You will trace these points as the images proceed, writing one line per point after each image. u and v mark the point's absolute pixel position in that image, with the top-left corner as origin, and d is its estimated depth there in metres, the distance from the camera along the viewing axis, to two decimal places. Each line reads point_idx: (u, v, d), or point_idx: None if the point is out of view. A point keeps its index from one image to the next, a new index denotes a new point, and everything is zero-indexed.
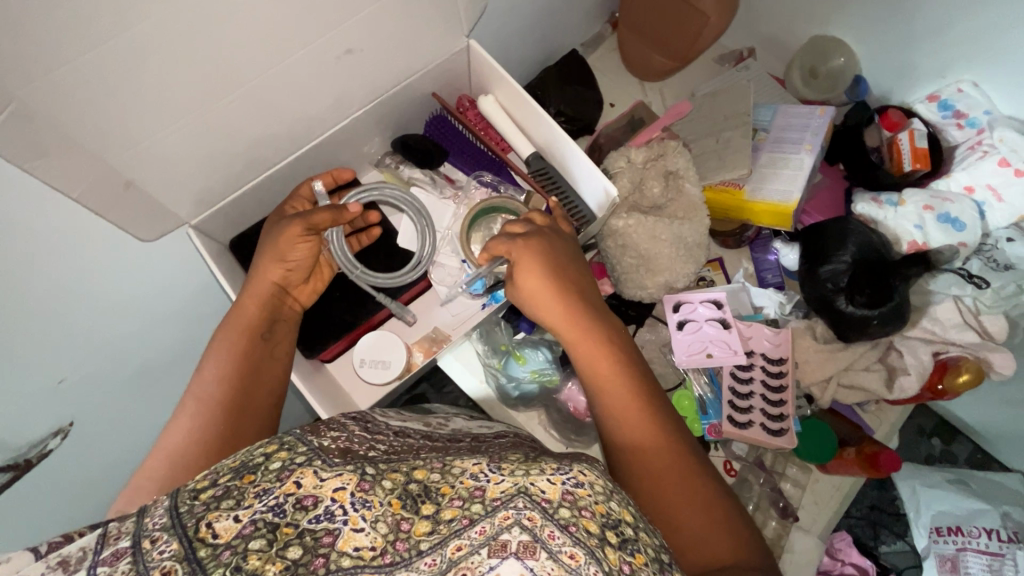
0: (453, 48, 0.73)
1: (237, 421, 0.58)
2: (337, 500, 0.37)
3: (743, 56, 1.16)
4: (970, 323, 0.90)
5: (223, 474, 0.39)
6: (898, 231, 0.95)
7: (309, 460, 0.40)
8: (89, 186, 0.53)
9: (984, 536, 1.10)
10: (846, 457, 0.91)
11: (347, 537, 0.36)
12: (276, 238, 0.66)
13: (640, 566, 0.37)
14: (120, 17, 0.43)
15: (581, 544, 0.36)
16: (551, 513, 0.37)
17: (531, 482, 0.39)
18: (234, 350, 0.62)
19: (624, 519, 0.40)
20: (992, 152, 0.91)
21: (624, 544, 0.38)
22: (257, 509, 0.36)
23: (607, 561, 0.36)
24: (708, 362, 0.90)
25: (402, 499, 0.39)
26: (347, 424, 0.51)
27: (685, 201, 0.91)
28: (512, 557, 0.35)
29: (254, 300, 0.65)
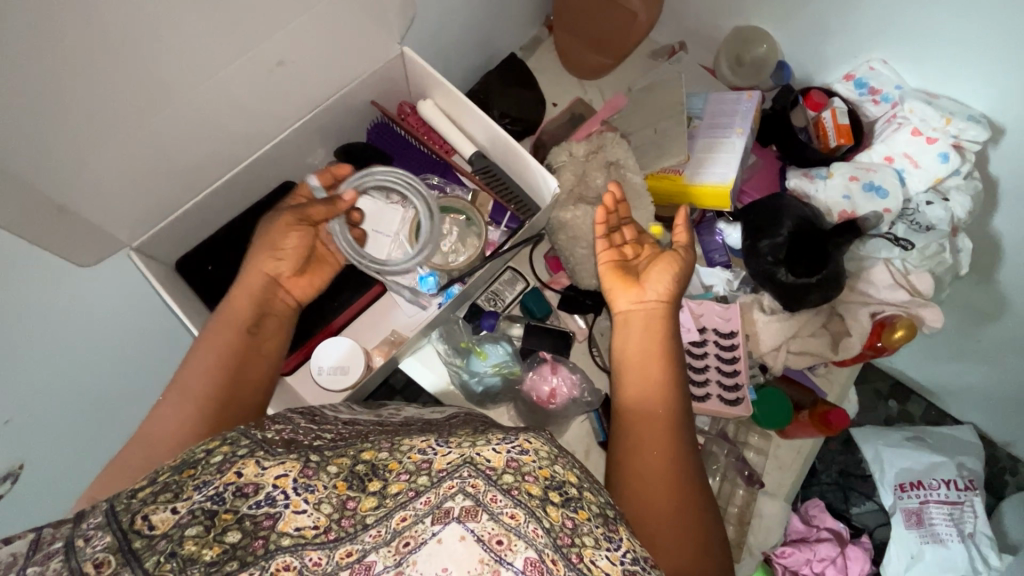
0: (387, 56, 0.75)
1: (230, 411, 0.59)
2: (279, 486, 0.41)
3: (675, 49, 1.22)
4: (901, 283, 0.97)
5: (161, 473, 0.41)
6: (829, 202, 1.02)
7: (252, 450, 0.43)
8: (20, 217, 0.53)
9: (944, 487, 1.19)
10: (802, 420, 0.96)
11: (288, 519, 0.40)
12: (268, 231, 0.69)
13: (583, 520, 0.44)
14: (37, 44, 0.43)
15: (521, 505, 0.42)
16: (495, 480, 0.43)
17: (476, 453, 0.45)
18: (228, 341, 0.62)
19: (568, 480, 0.47)
20: (905, 123, 0.99)
21: (567, 502, 0.45)
22: (196, 499, 0.39)
23: (548, 518, 0.43)
24: None
25: (348, 481, 0.43)
26: (294, 417, 0.53)
27: (628, 190, 0.94)
28: (454, 521, 0.41)
29: (251, 292, 0.66)
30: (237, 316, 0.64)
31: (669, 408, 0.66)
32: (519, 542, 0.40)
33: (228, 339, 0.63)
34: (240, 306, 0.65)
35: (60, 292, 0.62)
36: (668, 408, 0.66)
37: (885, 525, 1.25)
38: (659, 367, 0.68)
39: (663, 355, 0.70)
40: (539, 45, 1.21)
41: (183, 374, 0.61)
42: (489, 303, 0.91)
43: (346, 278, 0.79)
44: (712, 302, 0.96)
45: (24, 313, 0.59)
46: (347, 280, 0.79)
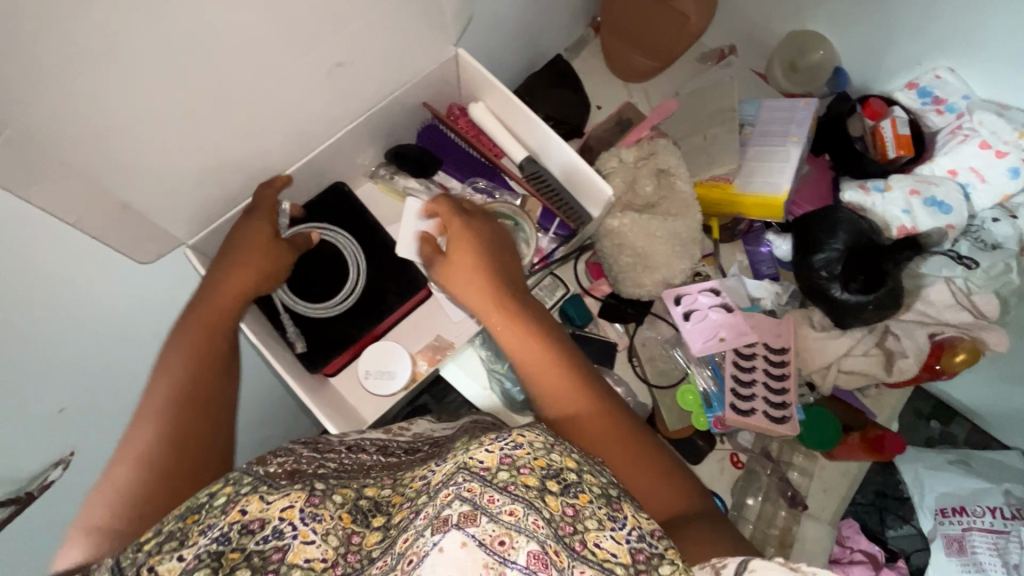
0: (442, 58, 0.74)
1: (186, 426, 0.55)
2: (286, 518, 0.41)
3: (724, 53, 1.18)
4: (963, 304, 0.92)
5: (166, 523, 0.40)
6: (886, 216, 0.96)
7: (255, 487, 0.43)
8: (86, 212, 0.53)
9: (988, 515, 1.12)
10: (851, 442, 0.92)
11: (297, 550, 0.39)
12: (250, 251, 0.67)
13: (584, 504, 0.43)
14: (116, 39, 0.44)
15: (519, 499, 0.40)
16: (490, 480, 0.41)
17: (470, 457, 0.43)
18: (193, 347, 0.60)
19: (566, 467, 0.45)
20: (973, 135, 0.94)
21: (566, 490, 0.43)
22: (200, 544, 0.38)
23: (549, 508, 0.41)
24: (721, 346, 0.90)
25: (352, 514, 0.44)
26: (296, 448, 0.54)
27: (677, 199, 0.92)
28: (453, 528, 0.38)
29: (232, 295, 0.64)
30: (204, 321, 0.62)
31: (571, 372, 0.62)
32: (520, 538, 0.38)
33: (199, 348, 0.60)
34: (214, 310, 0.63)
35: (117, 284, 0.63)
36: (570, 379, 0.61)
37: (923, 550, 1.21)
38: (539, 342, 0.63)
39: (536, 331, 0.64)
40: (584, 46, 1.19)
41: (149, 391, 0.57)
42: None
43: (395, 282, 0.78)
44: (762, 318, 0.93)
45: (79, 304, 0.60)
46: (396, 284, 0.78)
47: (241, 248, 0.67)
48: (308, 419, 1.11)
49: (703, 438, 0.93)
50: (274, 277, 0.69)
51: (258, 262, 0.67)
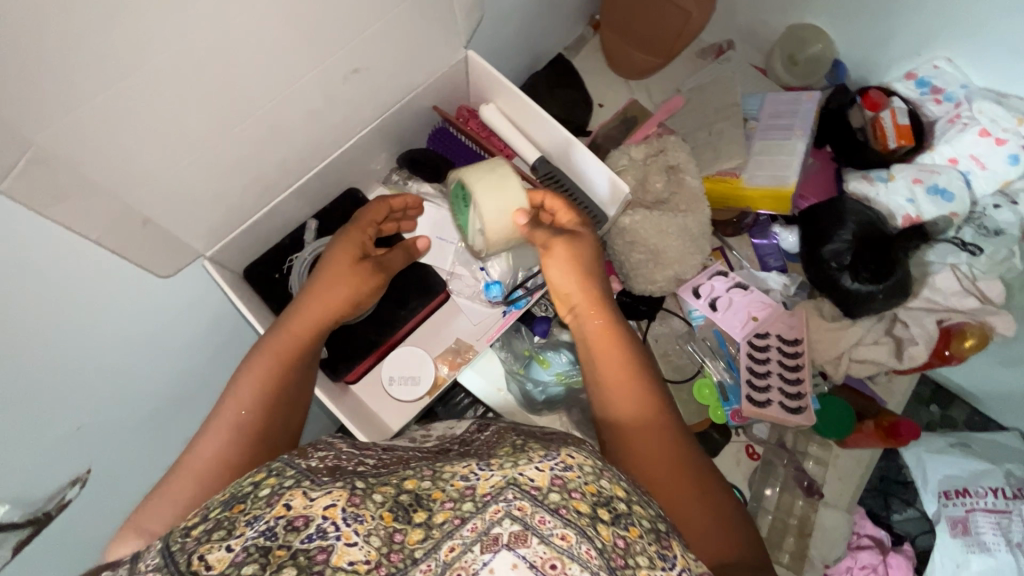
0: (452, 61, 0.74)
1: (255, 432, 0.56)
2: (328, 517, 0.40)
3: (723, 49, 1.19)
4: (969, 289, 0.93)
5: (212, 510, 0.43)
6: (891, 206, 0.98)
7: (298, 481, 0.44)
8: (107, 228, 0.53)
9: (990, 495, 1.14)
10: (865, 431, 0.92)
11: (340, 552, 0.39)
12: (333, 274, 0.66)
13: (635, 538, 0.43)
14: (138, 50, 0.43)
15: (571, 524, 0.41)
16: (541, 500, 0.42)
17: (520, 473, 0.44)
18: (274, 361, 0.60)
19: (616, 495, 0.46)
20: (972, 123, 0.95)
21: (617, 519, 0.44)
22: (248, 536, 0.39)
23: (601, 538, 0.41)
24: (756, 325, 0.93)
25: (393, 511, 0.42)
26: (335, 443, 0.54)
27: (687, 193, 0.92)
28: (503, 549, 0.40)
29: (311, 323, 0.64)
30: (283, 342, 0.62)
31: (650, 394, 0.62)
32: (572, 565, 0.39)
33: (277, 367, 0.60)
34: (292, 334, 0.62)
35: (136, 299, 0.62)
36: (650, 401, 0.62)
37: (928, 533, 1.22)
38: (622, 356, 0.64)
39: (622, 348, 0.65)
40: (584, 45, 1.19)
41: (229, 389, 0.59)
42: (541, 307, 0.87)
43: (413, 284, 0.77)
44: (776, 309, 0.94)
45: (100, 319, 0.59)
46: (414, 288, 0.77)
47: (334, 266, 0.67)
48: (321, 425, 1.10)
49: (719, 431, 0.93)
50: (356, 303, 0.67)
51: (346, 289, 0.66)
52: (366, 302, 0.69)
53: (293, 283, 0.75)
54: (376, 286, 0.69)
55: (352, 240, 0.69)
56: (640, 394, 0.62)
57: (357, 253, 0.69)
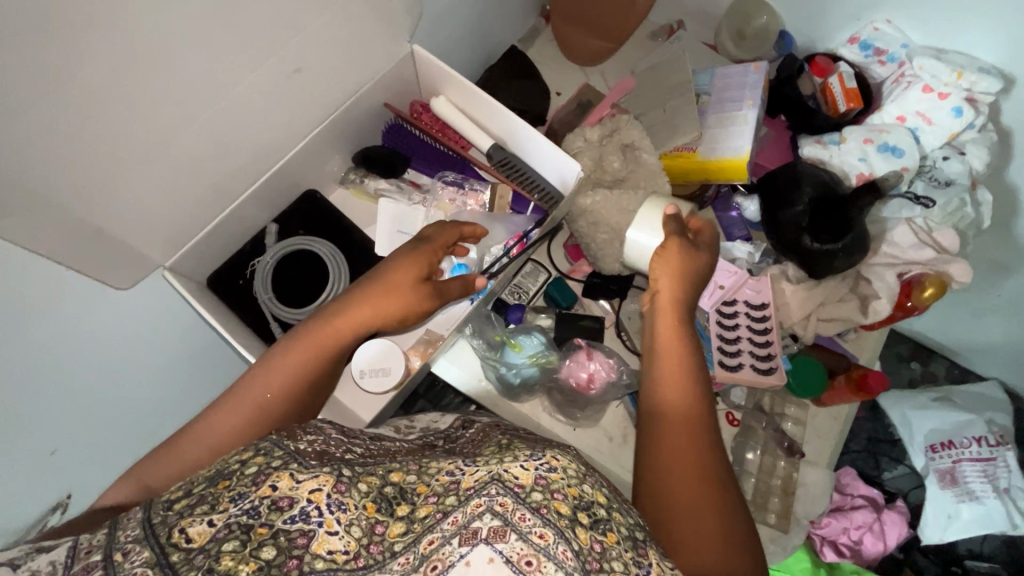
0: (398, 56, 0.75)
1: (278, 414, 0.57)
2: (313, 501, 0.41)
3: (673, 29, 1.20)
4: (925, 241, 0.95)
5: (196, 485, 0.43)
6: (845, 167, 1.01)
7: (286, 462, 0.44)
8: (58, 241, 0.53)
9: (975, 444, 1.23)
10: (838, 386, 0.94)
11: (321, 539, 0.40)
12: (388, 283, 0.63)
13: (612, 543, 0.44)
14: (72, 61, 0.43)
15: (550, 524, 0.42)
16: (523, 498, 0.43)
17: (504, 470, 0.45)
18: (316, 355, 0.59)
19: (596, 501, 0.46)
20: (915, 81, 0.98)
21: (595, 524, 0.44)
22: (231, 513, 0.39)
23: (579, 540, 0.42)
24: (722, 293, 0.94)
25: (377, 502, 0.44)
26: (323, 427, 0.54)
27: (645, 171, 0.94)
28: (481, 543, 0.40)
29: (359, 328, 0.61)
30: (326, 338, 0.60)
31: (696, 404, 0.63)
32: (549, 564, 0.40)
33: (310, 359, 0.59)
34: (339, 335, 0.60)
35: (97, 314, 0.62)
36: (694, 408, 0.62)
37: (920, 487, 1.30)
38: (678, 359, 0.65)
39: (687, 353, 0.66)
40: (537, 35, 1.21)
41: (259, 365, 0.59)
42: (512, 296, 0.93)
43: None
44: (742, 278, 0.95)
45: (64, 338, 0.60)
46: None
47: (394, 276, 0.63)
48: None
49: None
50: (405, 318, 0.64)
51: (399, 302, 0.62)
52: (416, 316, 0.66)
53: (256, 285, 0.74)
54: (427, 308, 0.66)
55: (421, 258, 0.66)
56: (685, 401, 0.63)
57: (420, 273, 0.65)
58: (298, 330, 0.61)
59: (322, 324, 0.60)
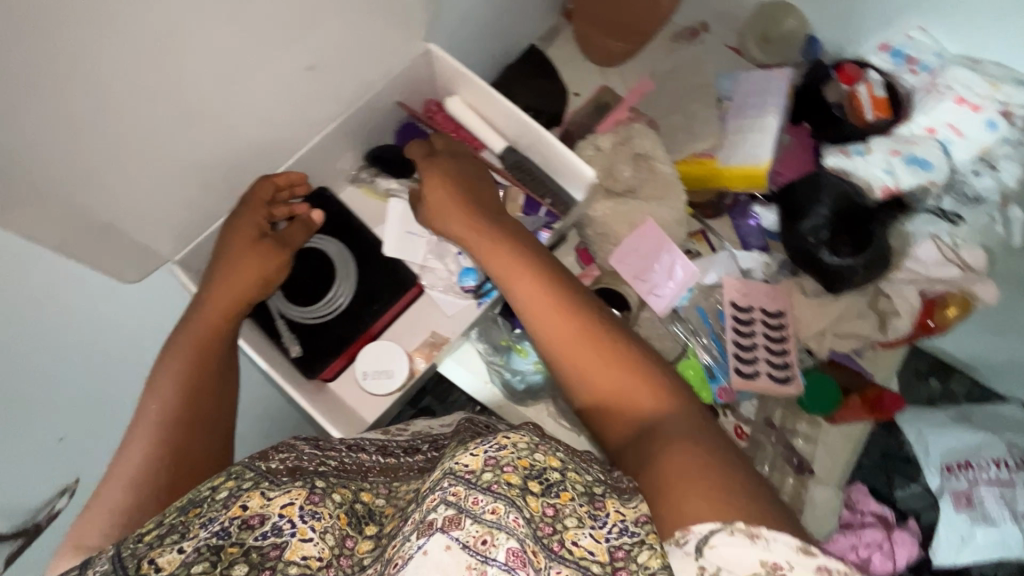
0: (413, 55, 0.74)
1: (185, 420, 0.56)
2: (285, 515, 0.42)
3: (697, 31, 1.16)
4: (950, 259, 0.92)
5: (168, 515, 0.43)
6: (869, 179, 0.96)
7: (256, 482, 0.44)
8: (67, 234, 0.53)
9: (994, 467, 1.12)
10: (852, 406, 0.92)
11: (295, 548, 0.41)
12: (224, 257, 0.66)
13: (564, 502, 0.46)
14: (81, 57, 0.43)
15: (501, 498, 0.43)
16: (474, 482, 0.44)
17: (455, 462, 0.45)
18: (185, 360, 0.60)
19: (550, 465, 0.47)
20: (948, 91, 0.95)
21: (547, 489, 0.46)
22: (201, 537, 0.40)
23: (528, 508, 0.44)
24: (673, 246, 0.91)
25: (348, 515, 0.46)
26: (298, 444, 0.54)
27: (659, 180, 0.92)
28: (437, 532, 0.41)
29: (219, 307, 0.63)
30: (191, 341, 0.61)
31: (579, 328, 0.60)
32: (501, 535, 0.41)
33: (189, 359, 0.60)
34: (204, 325, 0.62)
35: (104, 305, 0.63)
36: (581, 341, 0.60)
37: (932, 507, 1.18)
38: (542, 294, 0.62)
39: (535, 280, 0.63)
40: (557, 35, 1.18)
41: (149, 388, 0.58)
42: None
43: (384, 281, 0.75)
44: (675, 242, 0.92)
45: (66, 327, 0.60)
46: (383, 284, 0.75)
47: (227, 251, 0.66)
48: None
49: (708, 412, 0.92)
50: (257, 278, 0.66)
51: (249, 260, 0.66)
52: (266, 271, 0.67)
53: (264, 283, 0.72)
54: (284, 262, 0.68)
55: (245, 223, 0.67)
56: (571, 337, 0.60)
57: (253, 234, 0.67)
58: (169, 345, 0.61)
59: (190, 326, 0.62)
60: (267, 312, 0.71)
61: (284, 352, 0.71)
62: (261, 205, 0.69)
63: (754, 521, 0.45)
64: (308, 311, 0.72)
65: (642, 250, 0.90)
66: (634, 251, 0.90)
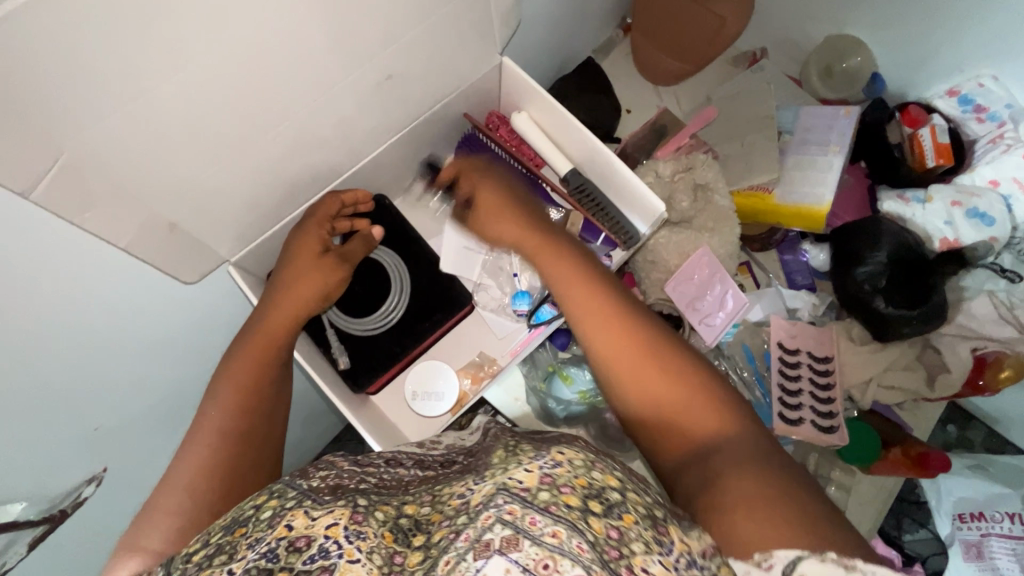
0: (487, 66, 0.72)
1: (243, 432, 0.57)
2: (331, 536, 0.38)
3: (757, 57, 1.14)
4: (1006, 318, 0.89)
5: (213, 535, 0.41)
6: (928, 228, 0.95)
7: (300, 501, 0.41)
8: (137, 235, 0.52)
9: (1007, 520, 1.03)
10: (892, 458, 0.90)
11: (343, 569, 0.36)
12: (290, 266, 0.67)
13: (629, 526, 0.38)
14: (175, 59, 0.42)
15: (562, 520, 0.36)
16: (531, 501, 0.37)
17: (508, 477, 0.40)
18: (246, 367, 0.60)
19: (609, 485, 0.40)
20: (1017, 146, 0.91)
21: (610, 510, 0.39)
22: (250, 558, 0.37)
23: (591, 531, 0.37)
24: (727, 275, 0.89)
25: (394, 532, 0.40)
26: (336, 460, 0.50)
27: (714, 212, 0.91)
28: (496, 554, 0.35)
29: (284, 318, 0.64)
30: (251, 356, 0.61)
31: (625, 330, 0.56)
32: (565, 562, 0.34)
33: (251, 369, 0.60)
34: (266, 331, 0.63)
35: (157, 302, 0.61)
36: (629, 348, 0.55)
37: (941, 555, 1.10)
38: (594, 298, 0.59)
39: (584, 282, 0.60)
40: (614, 47, 1.14)
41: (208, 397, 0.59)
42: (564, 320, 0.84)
43: (437, 300, 0.76)
44: (728, 273, 0.90)
45: (119, 322, 0.58)
46: (441, 301, 0.76)
47: (292, 260, 0.67)
48: (333, 422, 1.10)
49: None
50: (324, 295, 0.67)
51: (317, 279, 0.67)
52: (331, 288, 0.68)
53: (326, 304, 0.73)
54: (342, 279, 0.69)
55: (310, 235, 0.68)
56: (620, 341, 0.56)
57: (318, 248, 0.68)
58: (229, 355, 0.62)
59: (251, 335, 0.63)
60: (320, 322, 0.72)
61: (334, 364, 0.72)
62: (325, 220, 0.69)
63: (844, 550, 0.39)
64: (362, 323, 0.73)
65: (696, 281, 0.88)
66: (688, 279, 0.88)
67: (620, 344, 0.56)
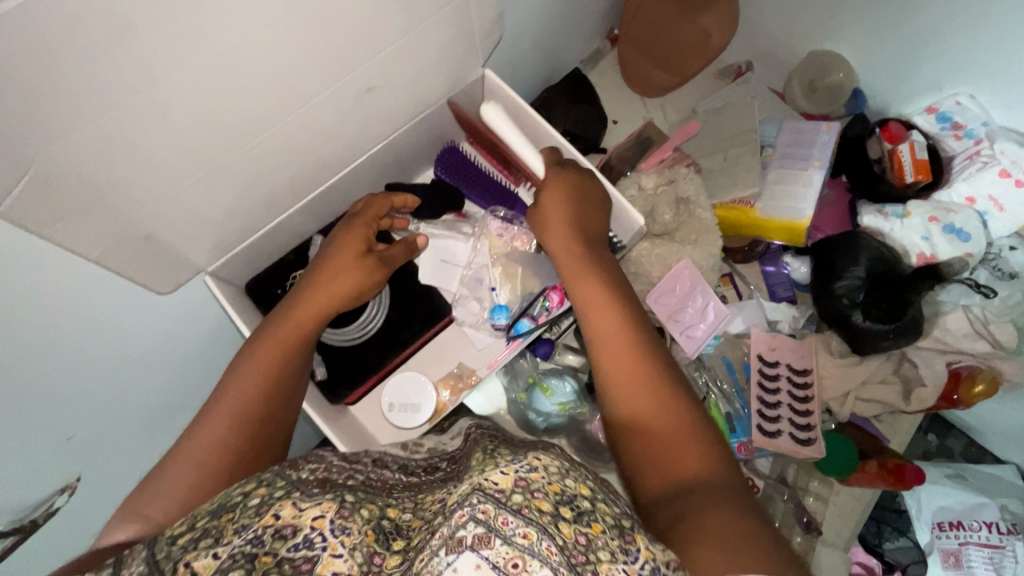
0: (469, 78, 0.73)
1: (261, 418, 0.56)
2: (316, 527, 0.38)
3: (741, 70, 1.16)
4: (980, 332, 0.91)
5: (200, 518, 0.39)
6: (905, 244, 0.97)
7: (288, 491, 0.40)
8: (110, 245, 0.52)
9: (985, 529, 1.06)
10: (868, 470, 0.90)
11: (326, 563, 0.36)
12: (332, 262, 0.67)
13: (597, 535, 0.37)
14: (149, 73, 0.42)
15: (533, 523, 0.36)
16: (504, 501, 0.36)
17: (484, 478, 0.38)
18: (267, 356, 0.60)
19: (580, 493, 0.39)
20: (992, 163, 0.91)
21: (580, 517, 0.38)
22: (235, 543, 0.36)
23: (561, 535, 0.36)
24: (706, 288, 0.89)
25: (376, 533, 0.40)
26: (325, 454, 0.51)
27: (696, 225, 0.92)
28: (467, 550, 0.34)
29: (311, 316, 0.63)
30: (269, 348, 0.60)
31: (639, 348, 0.58)
32: (534, 563, 0.34)
33: (276, 359, 0.60)
34: (295, 325, 0.62)
35: (130, 312, 0.61)
36: (639, 362, 0.57)
37: (920, 563, 1.09)
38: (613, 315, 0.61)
39: (604, 299, 0.62)
40: (601, 59, 1.15)
41: (228, 376, 0.59)
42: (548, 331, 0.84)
43: (418, 309, 0.77)
44: (709, 285, 0.91)
45: (91, 333, 0.58)
46: (420, 312, 0.77)
47: (337, 256, 0.68)
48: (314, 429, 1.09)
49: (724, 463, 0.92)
50: (356, 296, 0.67)
51: (354, 279, 0.67)
52: (365, 288, 0.68)
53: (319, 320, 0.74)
54: (380, 280, 0.70)
55: (357, 235, 0.69)
56: (627, 357, 0.58)
57: (362, 247, 0.69)
58: (257, 336, 0.62)
59: (282, 323, 0.62)
60: None
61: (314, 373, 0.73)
62: (372, 220, 0.72)
63: None
64: (345, 333, 0.73)
65: (676, 292, 0.89)
66: (670, 291, 0.89)
67: (626, 360, 0.58)
